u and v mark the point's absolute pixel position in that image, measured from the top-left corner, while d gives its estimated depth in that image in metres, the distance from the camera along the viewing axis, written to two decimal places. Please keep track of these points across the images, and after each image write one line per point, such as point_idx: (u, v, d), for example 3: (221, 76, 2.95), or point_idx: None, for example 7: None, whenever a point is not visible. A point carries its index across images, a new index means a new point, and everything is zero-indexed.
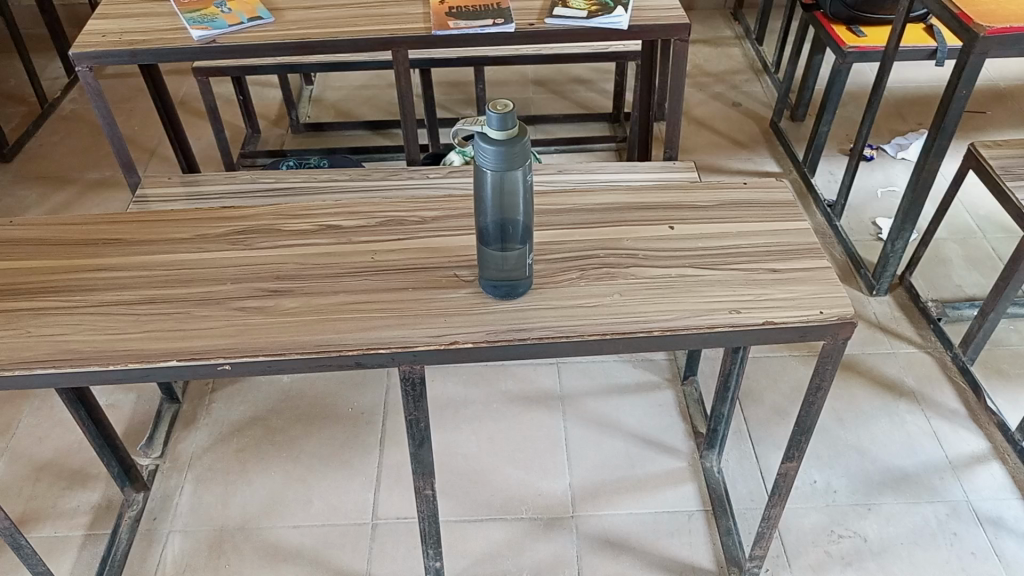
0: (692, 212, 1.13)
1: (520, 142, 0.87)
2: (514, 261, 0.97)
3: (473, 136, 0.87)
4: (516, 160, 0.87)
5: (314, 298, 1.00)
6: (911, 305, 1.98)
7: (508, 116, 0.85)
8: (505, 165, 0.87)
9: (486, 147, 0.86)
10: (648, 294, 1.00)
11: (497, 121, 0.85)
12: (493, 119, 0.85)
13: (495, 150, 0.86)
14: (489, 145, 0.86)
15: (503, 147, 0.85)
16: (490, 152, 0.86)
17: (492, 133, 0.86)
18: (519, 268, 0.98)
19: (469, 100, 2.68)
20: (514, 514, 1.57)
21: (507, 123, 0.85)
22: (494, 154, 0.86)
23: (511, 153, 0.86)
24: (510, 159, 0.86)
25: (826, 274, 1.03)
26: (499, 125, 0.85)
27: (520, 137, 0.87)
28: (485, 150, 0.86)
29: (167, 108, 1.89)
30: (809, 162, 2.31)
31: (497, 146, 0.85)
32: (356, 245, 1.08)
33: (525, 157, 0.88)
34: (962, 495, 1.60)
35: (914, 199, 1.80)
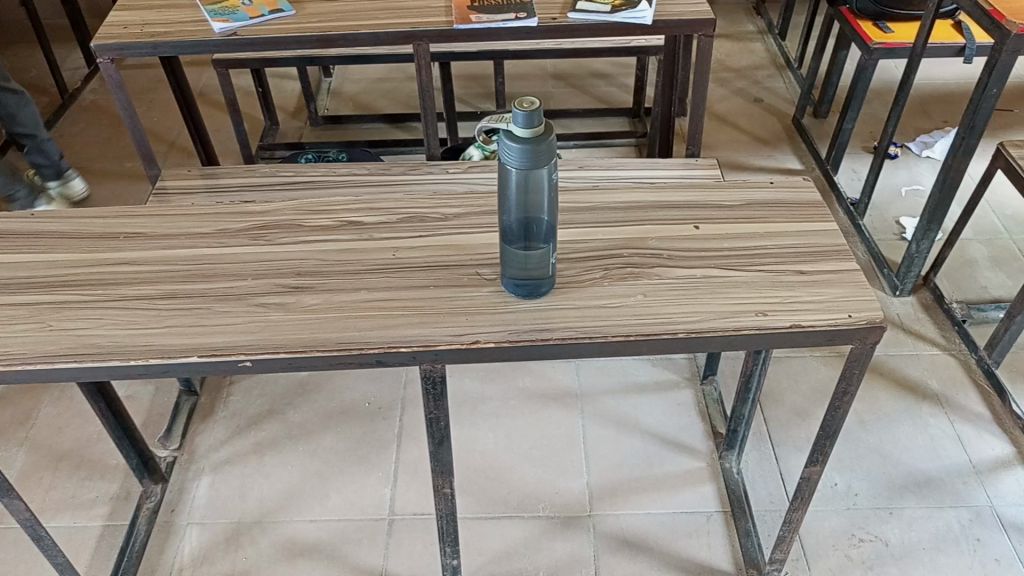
0: (718, 211, 1.11)
1: (545, 140, 0.85)
2: (537, 260, 0.96)
3: (498, 133, 0.86)
4: (541, 159, 0.85)
5: (335, 295, 1.00)
6: (935, 305, 1.95)
7: (534, 113, 0.83)
8: (529, 163, 0.85)
9: (511, 145, 0.85)
10: (672, 295, 0.99)
11: (522, 119, 0.83)
12: (517, 117, 0.83)
13: (521, 148, 0.84)
14: (514, 143, 0.84)
15: (528, 145, 0.84)
16: (515, 151, 0.84)
17: (517, 131, 0.84)
18: (542, 268, 0.97)
19: (488, 94, 2.67)
20: (531, 512, 1.56)
21: (532, 121, 0.84)
22: (519, 152, 0.84)
23: (535, 152, 0.84)
24: (536, 159, 0.85)
25: (855, 276, 1.01)
26: (524, 123, 0.83)
27: (546, 135, 0.85)
28: (509, 148, 0.85)
29: (187, 101, 1.89)
30: (832, 160, 2.28)
31: (522, 145, 0.84)
32: (377, 242, 1.07)
33: (550, 156, 0.86)
34: (985, 500, 1.57)
35: (942, 199, 1.77)
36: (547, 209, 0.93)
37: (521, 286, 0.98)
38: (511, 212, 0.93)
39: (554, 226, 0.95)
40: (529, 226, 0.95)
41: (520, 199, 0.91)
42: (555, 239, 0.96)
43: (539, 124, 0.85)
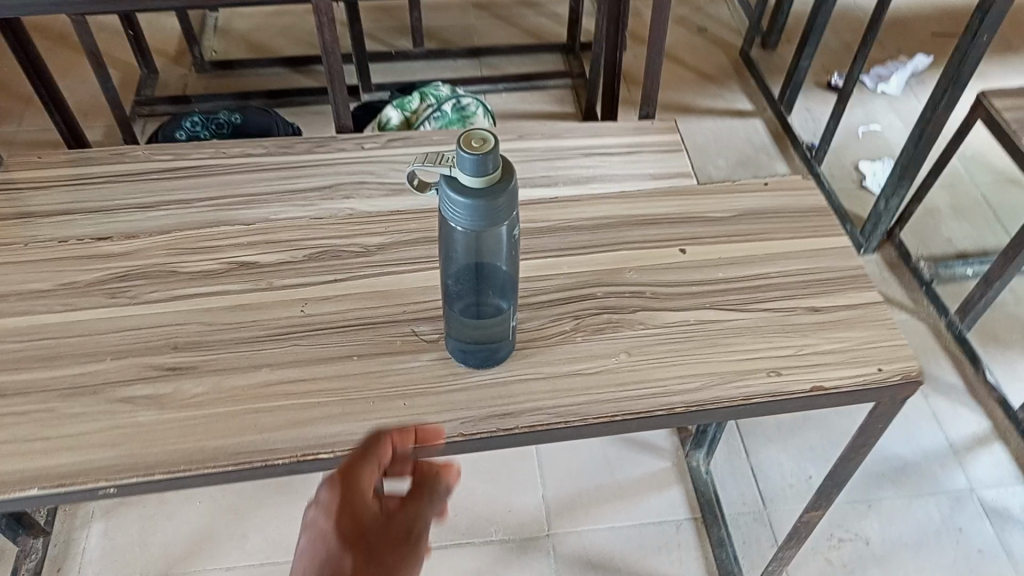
0: (707, 226, 0.90)
1: (502, 187, 0.62)
2: (493, 325, 0.74)
3: (440, 182, 0.62)
4: (499, 215, 0.62)
5: (226, 379, 0.75)
6: (900, 264, 1.80)
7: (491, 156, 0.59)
8: (484, 220, 0.62)
9: (457, 199, 0.61)
10: (663, 352, 0.79)
11: (471, 164, 0.60)
12: (464, 160, 0.59)
13: (471, 205, 0.61)
14: (461, 198, 0.61)
15: (480, 200, 0.61)
16: (463, 206, 0.61)
17: (464, 180, 0.61)
18: (500, 335, 0.75)
19: (402, 29, 2.34)
20: (482, 538, 1.39)
21: (485, 165, 0.60)
22: (469, 208, 0.61)
23: (493, 208, 0.61)
24: (493, 216, 0.62)
25: (878, 312, 0.82)
26: (473, 172, 0.60)
27: (504, 182, 0.62)
28: (454, 200, 0.61)
29: (33, 62, 1.53)
30: (786, 100, 2.09)
31: (472, 200, 0.61)
32: (280, 292, 0.82)
33: (512, 206, 0.63)
34: (964, 484, 1.47)
35: (916, 154, 1.60)
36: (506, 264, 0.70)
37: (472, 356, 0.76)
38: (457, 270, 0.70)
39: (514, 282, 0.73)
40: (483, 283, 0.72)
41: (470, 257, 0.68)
42: (515, 296, 0.74)
43: (495, 168, 0.61)
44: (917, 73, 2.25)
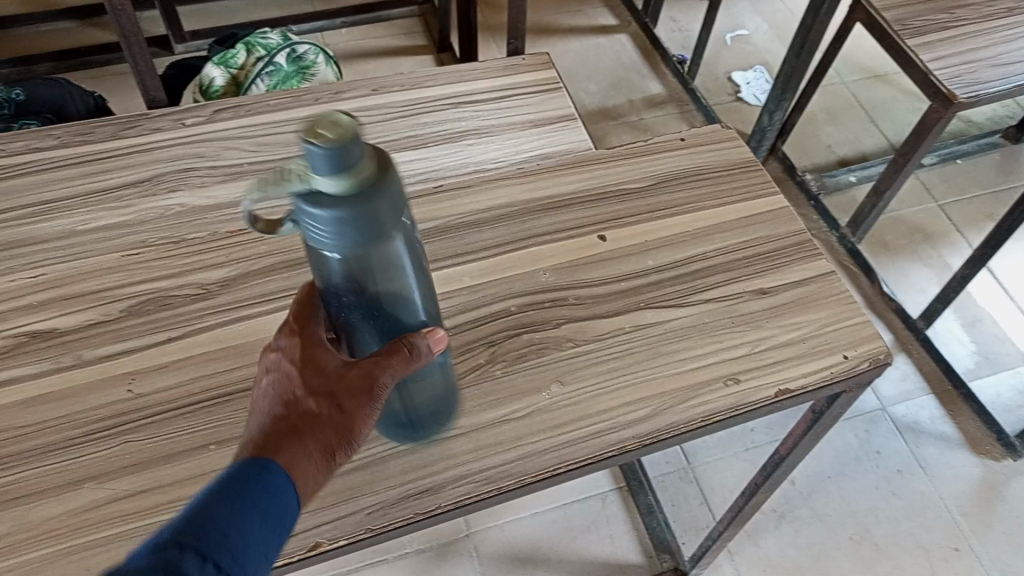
0: (625, 201, 0.75)
1: (379, 179, 0.44)
2: (428, 379, 0.56)
3: (292, 199, 0.44)
4: (387, 220, 0.45)
5: (33, 509, 0.55)
6: (786, 178, 1.74)
7: (352, 140, 0.41)
8: (371, 232, 0.45)
9: (322, 217, 0.43)
10: (601, 374, 0.64)
11: (327, 163, 0.41)
12: (315, 160, 0.41)
13: (345, 214, 0.43)
14: (332, 214, 0.43)
15: (358, 209, 0.43)
16: (332, 222, 0.43)
17: (329, 189, 0.43)
18: (442, 391, 0.58)
19: None
20: (396, 552, 1.24)
21: (348, 160, 0.42)
22: (341, 223, 0.43)
23: (379, 213, 0.44)
24: (379, 221, 0.45)
25: (832, 286, 0.71)
26: (338, 174, 0.42)
27: (380, 174, 0.44)
28: (318, 220, 0.43)
29: None
30: (650, 12, 1.96)
31: (346, 212, 0.43)
32: (93, 367, 0.62)
33: (400, 202, 0.46)
34: (876, 403, 1.45)
35: (797, 64, 1.51)
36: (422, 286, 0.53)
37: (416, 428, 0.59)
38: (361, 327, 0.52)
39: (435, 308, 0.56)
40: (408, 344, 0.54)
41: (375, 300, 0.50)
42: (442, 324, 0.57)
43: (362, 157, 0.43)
44: None
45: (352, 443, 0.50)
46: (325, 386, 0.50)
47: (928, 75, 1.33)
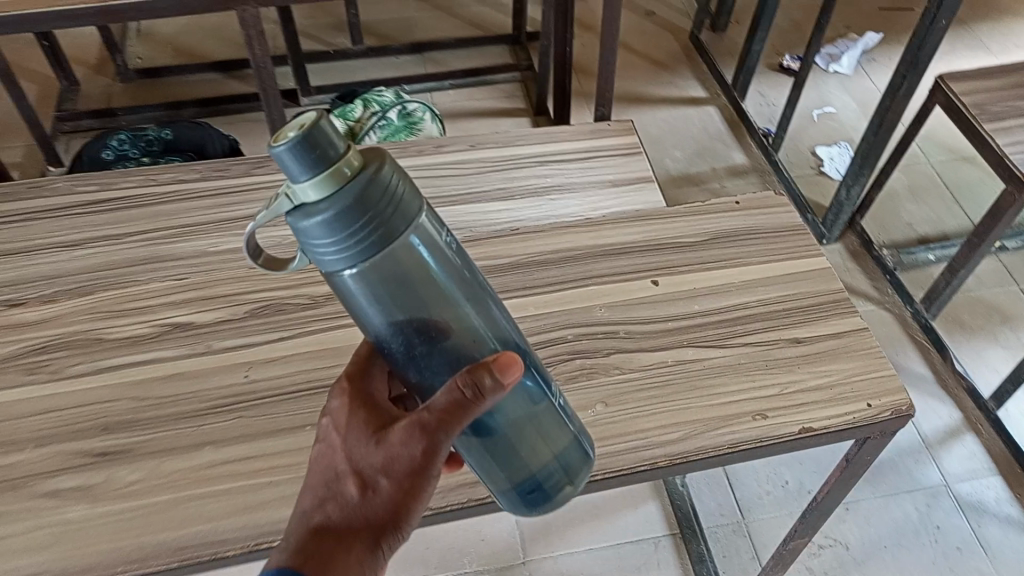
0: (679, 252, 0.85)
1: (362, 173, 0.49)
2: (546, 431, 0.62)
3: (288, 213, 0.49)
4: (393, 216, 0.50)
5: (163, 462, 0.68)
6: (863, 252, 1.78)
7: (313, 132, 0.46)
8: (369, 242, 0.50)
9: (318, 234, 0.49)
10: (641, 398, 0.73)
11: (298, 165, 0.47)
12: (287, 159, 0.47)
13: (335, 229, 0.49)
14: (324, 214, 0.48)
15: (343, 200, 0.48)
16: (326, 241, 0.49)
17: (313, 192, 0.48)
18: (565, 444, 0.64)
19: (339, 25, 2.24)
20: (455, 570, 1.34)
21: (315, 151, 0.47)
22: (334, 241, 0.49)
23: (372, 205, 0.49)
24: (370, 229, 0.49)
25: (864, 340, 0.78)
26: (313, 171, 0.47)
27: (361, 169, 0.49)
28: (318, 245, 0.50)
29: None
30: (739, 87, 2.06)
31: (336, 208, 0.48)
32: (219, 355, 0.75)
33: (391, 197, 0.50)
34: (940, 479, 1.44)
35: (875, 142, 1.58)
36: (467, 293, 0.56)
37: (545, 494, 0.65)
38: (422, 358, 0.56)
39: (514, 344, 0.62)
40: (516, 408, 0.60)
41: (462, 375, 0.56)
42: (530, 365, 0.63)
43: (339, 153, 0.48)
44: (868, 51, 2.24)
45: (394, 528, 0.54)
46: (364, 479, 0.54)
47: (1003, 158, 1.37)
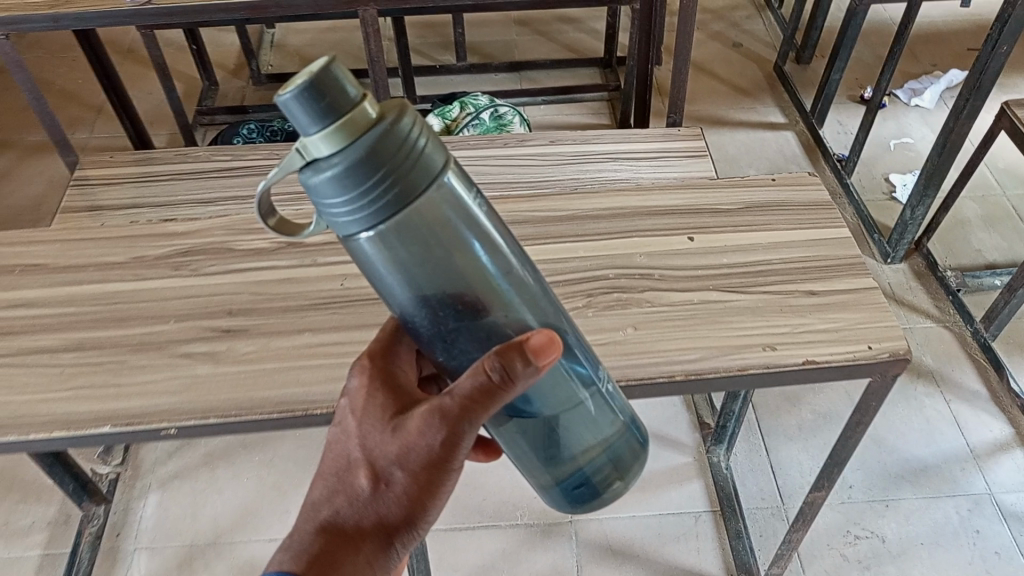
0: (715, 216, 0.97)
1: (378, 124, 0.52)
2: (590, 439, 0.73)
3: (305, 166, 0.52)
4: (415, 177, 0.53)
5: (272, 340, 0.85)
6: (927, 273, 1.83)
7: (321, 83, 0.49)
8: (390, 208, 0.53)
9: (330, 194, 0.52)
10: (667, 327, 0.86)
11: (306, 116, 0.50)
12: (295, 110, 0.49)
13: (352, 193, 0.52)
14: (333, 168, 0.51)
15: (350, 154, 0.51)
16: (345, 207, 0.53)
17: (321, 145, 0.51)
18: (609, 447, 0.75)
19: (446, 44, 2.46)
20: (508, 520, 1.48)
21: (323, 102, 0.49)
22: (355, 209, 0.53)
23: (389, 166, 0.52)
24: (390, 196, 0.52)
25: (872, 296, 0.88)
26: (322, 126, 0.50)
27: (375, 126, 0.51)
28: (337, 210, 0.53)
29: (107, 73, 1.69)
30: (817, 113, 2.15)
31: (347, 165, 0.51)
32: (322, 267, 0.92)
33: (408, 152, 0.52)
34: (984, 488, 1.48)
35: (940, 163, 1.64)
36: (489, 250, 0.60)
37: (593, 488, 0.77)
38: (446, 319, 0.61)
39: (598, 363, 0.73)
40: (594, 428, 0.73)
41: (550, 391, 0.68)
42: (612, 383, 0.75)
43: (350, 103, 0.51)
44: (951, 87, 2.29)
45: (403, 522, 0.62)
46: (378, 475, 0.62)
47: None
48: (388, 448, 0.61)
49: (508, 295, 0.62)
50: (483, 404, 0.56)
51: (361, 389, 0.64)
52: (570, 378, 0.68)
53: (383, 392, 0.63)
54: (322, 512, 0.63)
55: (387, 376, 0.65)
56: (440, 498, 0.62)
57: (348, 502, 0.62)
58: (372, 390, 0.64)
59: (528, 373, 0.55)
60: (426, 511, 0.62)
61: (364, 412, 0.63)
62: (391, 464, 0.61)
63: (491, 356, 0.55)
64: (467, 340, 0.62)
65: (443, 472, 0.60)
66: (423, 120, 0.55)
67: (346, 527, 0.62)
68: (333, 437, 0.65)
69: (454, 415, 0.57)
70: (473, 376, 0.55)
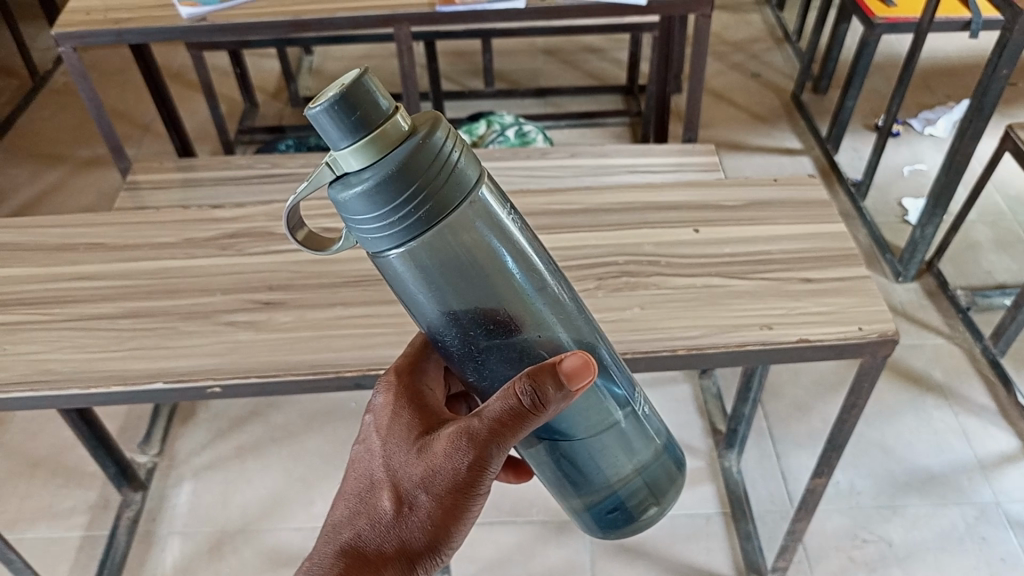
0: (720, 212, 1.04)
1: (410, 138, 0.54)
2: (624, 463, 0.75)
3: (336, 179, 0.55)
4: (447, 195, 0.55)
5: (308, 312, 0.93)
6: (938, 292, 1.87)
7: (353, 95, 0.51)
8: (422, 225, 0.55)
9: (361, 210, 0.54)
10: (671, 307, 0.92)
11: (338, 133, 0.52)
12: (326, 124, 0.51)
13: (385, 212, 0.54)
14: (364, 186, 0.53)
15: (382, 171, 0.53)
16: (377, 224, 0.55)
17: (353, 162, 0.53)
18: (643, 472, 0.77)
19: (476, 71, 2.57)
20: (524, 517, 1.53)
21: (355, 116, 0.51)
22: (387, 227, 0.55)
23: (423, 185, 0.54)
24: (424, 215, 0.55)
25: (864, 284, 0.94)
26: (353, 144, 0.53)
27: (405, 143, 0.54)
28: (368, 227, 0.55)
29: (159, 89, 1.82)
30: (832, 139, 2.22)
31: (379, 183, 0.53)
32: (354, 250, 1.00)
33: (442, 167, 0.55)
34: (991, 497, 1.51)
35: (947, 182, 1.70)
36: (520, 264, 0.61)
37: (626, 511, 0.79)
38: (477, 337, 0.63)
39: (633, 384, 0.75)
40: (629, 453, 0.75)
41: (585, 415, 0.69)
42: (647, 406, 0.77)
43: (382, 116, 0.53)
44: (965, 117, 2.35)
45: (424, 548, 0.64)
46: (402, 498, 0.65)
47: None
48: (414, 470, 0.65)
49: (541, 312, 0.63)
50: (512, 427, 0.60)
51: (388, 409, 0.70)
52: (603, 399, 0.70)
53: (410, 410, 0.69)
54: (344, 536, 0.66)
55: (413, 394, 0.71)
56: (463, 525, 0.65)
57: (370, 525, 0.65)
58: (401, 409, 0.70)
59: (558, 397, 0.59)
60: (448, 539, 0.64)
61: (391, 430, 0.69)
62: (416, 485, 0.64)
63: (523, 379, 0.59)
64: (497, 359, 0.64)
65: (467, 497, 0.63)
66: (457, 134, 0.57)
67: (366, 550, 0.65)
68: (360, 458, 0.70)
69: (482, 437, 0.61)
70: (503, 399, 0.59)
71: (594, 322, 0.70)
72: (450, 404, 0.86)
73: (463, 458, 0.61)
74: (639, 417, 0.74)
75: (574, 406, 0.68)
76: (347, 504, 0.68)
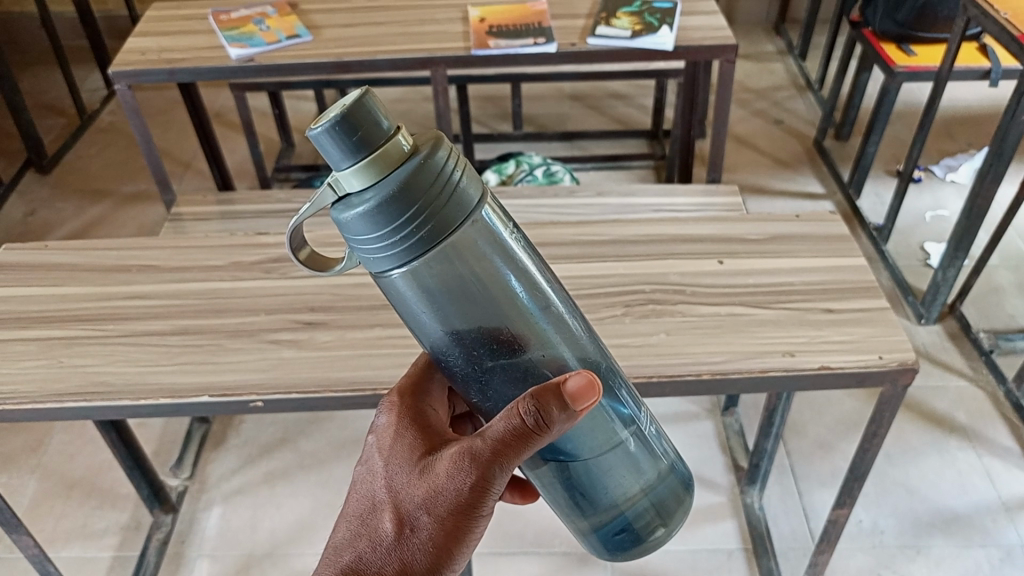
0: (744, 245, 1.08)
1: (409, 157, 0.56)
2: (629, 483, 0.75)
3: (340, 201, 0.57)
4: (452, 215, 0.58)
5: (347, 332, 0.97)
6: (961, 334, 1.89)
7: (353, 117, 0.53)
8: (425, 245, 0.58)
9: (362, 229, 0.57)
10: (696, 334, 0.96)
11: (338, 154, 0.55)
12: (326, 144, 0.54)
13: (386, 232, 0.56)
14: (365, 206, 0.56)
15: (382, 192, 0.55)
16: (380, 244, 0.57)
17: (354, 183, 0.56)
18: (651, 493, 0.77)
19: (504, 115, 2.65)
20: (546, 548, 1.54)
21: (354, 137, 0.54)
22: (389, 247, 0.57)
23: (426, 204, 0.56)
24: (426, 234, 0.57)
25: (885, 315, 0.97)
26: (354, 165, 0.55)
27: (405, 165, 0.56)
28: (371, 247, 0.57)
29: (202, 126, 1.90)
30: (855, 184, 2.26)
31: (380, 203, 0.55)
32: None
33: (443, 186, 0.57)
34: (1016, 540, 1.50)
35: (969, 226, 1.72)
36: (524, 283, 0.64)
37: (634, 534, 0.79)
38: (481, 357, 0.64)
39: (640, 403, 0.76)
40: (636, 472, 0.75)
41: (589, 433, 0.70)
42: (654, 426, 0.77)
43: (384, 136, 0.55)
44: None
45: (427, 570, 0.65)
46: (405, 520, 0.65)
47: None
48: (417, 490, 0.66)
49: (544, 330, 0.65)
50: (515, 448, 0.61)
51: (391, 430, 0.71)
52: (607, 418, 0.71)
53: (413, 432, 0.70)
54: (345, 557, 0.66)
55: (416, 414, 0.71)
56: (466, 547, 0.66)
57: (371, 547, 0.66)
58: (404, 429, 0.70)
59: (562, 417, 0.60)
60: (450, 561, 0.65)
61: (394, 451, 0.69)
62: (419, 507, 0.65)
63: (528, 399, 0.60)
64: (501, 380, 0.65)
65: (470, 518, 0.64)
66: (458, 154, 0.60)
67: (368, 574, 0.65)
68: (361, 480, 0.71)
69: (486, 458, 0.62)
70: (507, 420, 0.60)
71: (599, 340, 0.72)
72: (455, 425, 0.88)
73: (467, 480, 0.62)
74: (644, 436, 0.75)
75: (580, 425, 0.69)
76: (349, 526, 0.68)
